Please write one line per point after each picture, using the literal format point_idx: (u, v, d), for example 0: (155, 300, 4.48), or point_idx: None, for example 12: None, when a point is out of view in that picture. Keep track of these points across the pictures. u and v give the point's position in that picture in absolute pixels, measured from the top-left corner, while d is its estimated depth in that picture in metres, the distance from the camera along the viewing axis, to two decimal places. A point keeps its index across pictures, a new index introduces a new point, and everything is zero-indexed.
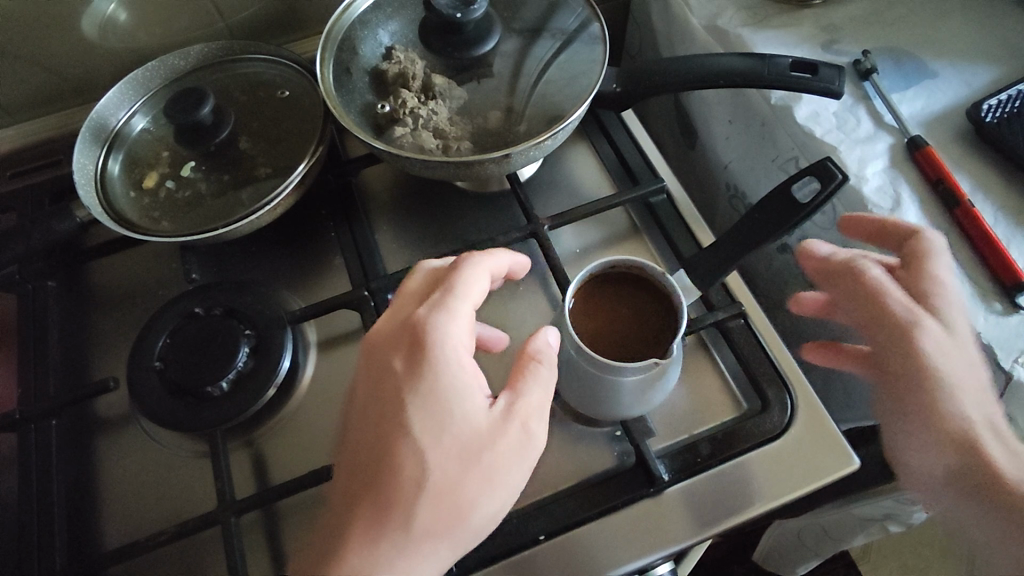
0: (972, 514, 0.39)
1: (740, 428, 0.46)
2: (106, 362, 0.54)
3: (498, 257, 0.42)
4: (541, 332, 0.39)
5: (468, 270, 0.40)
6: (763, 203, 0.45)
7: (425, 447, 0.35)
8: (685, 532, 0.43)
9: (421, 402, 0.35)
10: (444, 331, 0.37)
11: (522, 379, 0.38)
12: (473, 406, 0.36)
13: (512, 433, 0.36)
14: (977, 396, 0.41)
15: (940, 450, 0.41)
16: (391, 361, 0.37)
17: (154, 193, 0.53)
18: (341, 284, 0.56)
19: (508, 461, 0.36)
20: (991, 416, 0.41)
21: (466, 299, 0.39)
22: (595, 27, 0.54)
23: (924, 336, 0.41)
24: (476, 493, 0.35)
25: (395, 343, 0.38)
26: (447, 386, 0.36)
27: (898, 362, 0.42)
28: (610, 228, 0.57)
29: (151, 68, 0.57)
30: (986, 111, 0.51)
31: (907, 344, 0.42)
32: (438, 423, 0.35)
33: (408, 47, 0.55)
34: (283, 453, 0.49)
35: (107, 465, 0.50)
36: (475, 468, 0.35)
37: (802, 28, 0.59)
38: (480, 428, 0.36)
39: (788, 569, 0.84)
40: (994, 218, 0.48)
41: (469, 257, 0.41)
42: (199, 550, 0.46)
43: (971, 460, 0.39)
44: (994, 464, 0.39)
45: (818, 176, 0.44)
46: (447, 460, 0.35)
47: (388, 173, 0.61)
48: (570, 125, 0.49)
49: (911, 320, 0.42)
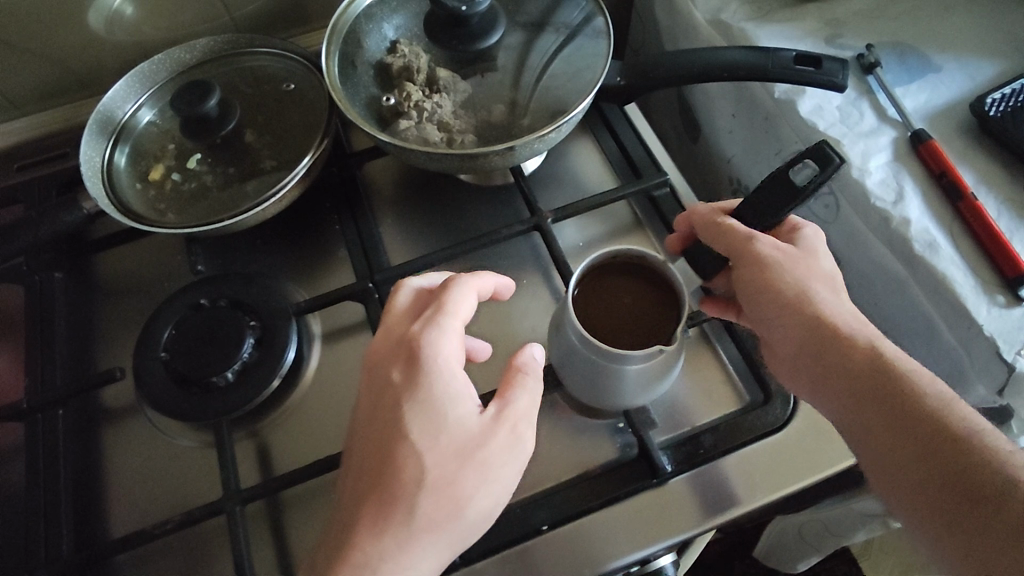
0: (822, 378, 0.39)
1: (743, 420, 0.46)
2: (112, 353, 0.54)
3: (485, 277, 0.41)
4: (526, 346, 0.40)
5: (457, 286, 0.40)
6: (762, 187, 0.44)
7: (422, 449, 0.35)
8: (685, 522, 0.43)
9: (419, 407, 0.36)
10: (436, 347, 0.37)
11: (511, 388, 0.38)
12: (466, 412, 0.36)
13: (504, 437, 0.37)
14: (825, 281, 0.41)
15: (794, 330, 0.40)
16: (388, 373, 0.37)
17: (160, 186, 0.53)
18: (346, 277, 0.56)
19: (500, 459, 0.36)
20: (838, 295, 0.41)
21: (454, 316, 0.39)
22: (599, 20, 0.54)
23: (765, 247, 0.42)
24: (473, 492, 0.35)
25: (392, 356, 0.38)
26: (442, 395, 0.36)
27: (746, 270, 0.42)
28: (613, 222, 0.57)
29: (158, 62, 0.57)
30: (990, 106, 0.51)
31: (755, 254, 0.42)
32: (434, 426, 0.35)
33: (412, 40, 0.55)
34: (289, 443, 0.50)
35: (112, 455, 0.50)
36: (471, 469, 0.35)
37: (806, 22, 0.59)
38: (474, 432, 0.36)
39: (788, 566, 0.85)
40: (998, 212, 0.49)
41: (456, 278, 0.41)
42: (205, 539, 0.47)
43: (819, 335, 0.39)
44: (840, 329, 0.39)
45: (816, 159, 0.43)
46: (444, 461, 0.35)
47: (392, 166, 0.61)
48: (575, 117, 0.49)
49: (756, 238, 0.42)
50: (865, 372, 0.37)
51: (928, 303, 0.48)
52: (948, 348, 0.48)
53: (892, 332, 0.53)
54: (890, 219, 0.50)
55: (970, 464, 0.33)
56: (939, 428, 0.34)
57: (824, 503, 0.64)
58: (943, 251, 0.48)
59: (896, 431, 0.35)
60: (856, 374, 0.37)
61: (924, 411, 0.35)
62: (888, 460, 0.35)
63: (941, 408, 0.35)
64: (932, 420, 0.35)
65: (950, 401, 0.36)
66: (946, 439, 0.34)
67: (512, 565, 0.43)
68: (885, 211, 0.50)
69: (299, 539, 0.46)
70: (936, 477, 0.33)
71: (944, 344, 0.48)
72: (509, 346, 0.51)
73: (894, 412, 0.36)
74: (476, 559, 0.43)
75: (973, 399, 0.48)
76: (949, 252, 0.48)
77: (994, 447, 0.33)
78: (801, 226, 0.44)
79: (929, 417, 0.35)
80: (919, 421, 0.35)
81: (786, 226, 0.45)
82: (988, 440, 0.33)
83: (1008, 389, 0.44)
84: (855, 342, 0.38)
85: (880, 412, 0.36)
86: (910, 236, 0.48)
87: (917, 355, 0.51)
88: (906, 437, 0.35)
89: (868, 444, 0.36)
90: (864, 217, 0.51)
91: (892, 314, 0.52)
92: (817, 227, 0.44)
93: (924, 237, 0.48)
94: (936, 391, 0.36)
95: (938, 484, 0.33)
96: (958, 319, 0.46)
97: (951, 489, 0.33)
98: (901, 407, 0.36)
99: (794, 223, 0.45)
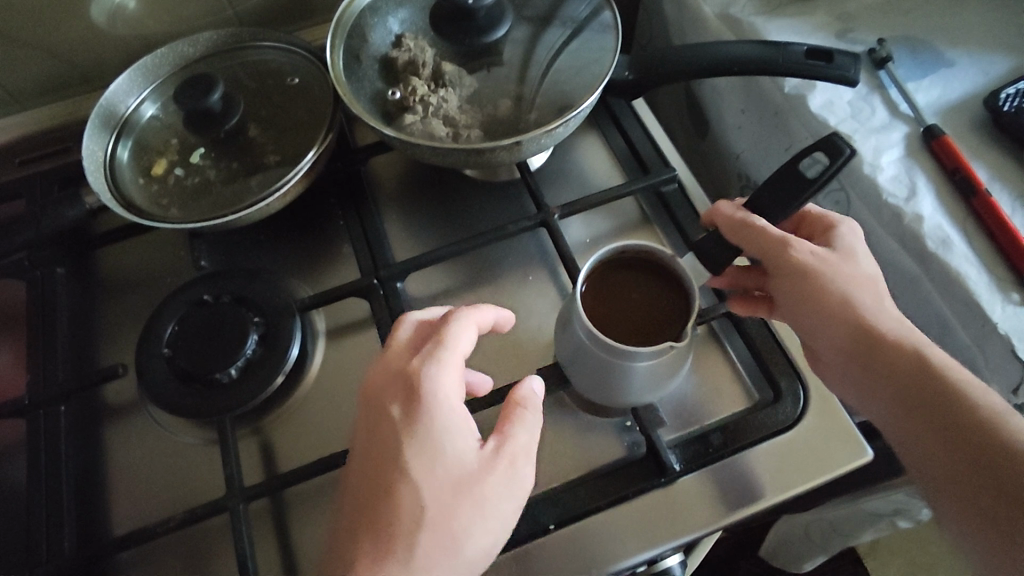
0: (867, 381, 0.39)
1: (754, 418, 0.46)
2: (114, 349, 0.54)
3: (485, 311, 0.41)
4: (526, 380, 0.40)
5: (458, 320, 0.39)
6: (772, 180, 0.43)
7: (421, 484, 0.34)
8: (695, 523, 0.43)
9: (418, 442, 0.35)
10: (436, 383, 0.36)
11: (509, 423, 0.37)
12: (464, 447, 0.36)
13: (502, 475, 0.36)
14: (866, 286, 0.40)
15: (838, 336, 0.39)
16: (387, 408, 0.36)
17: (162, 180, 0.53)
18: (351, 272, 0.56)
19: (498, 494, 0.35)
20: (881, 300, 0.40)
21: (454, 351, 0.38)
22: (607, 14, 0.53)
23: (801, 252, 0.41)
24: (468, 530, 0.34)
25: (390, 391, 0.37)
26: (440, 431, 0.35)
27: (783, 275, 0.41)
28: (620, 218, 0.56)
29: (160, 56, 0.57)
30: (1003, 101, 0.50)
31: (788, 259, 0.41)
32: (433, 461, 0.35)
33: (417, 34, 0.55)
34: (292, 440, 0.49)
35: (114, 451, 0.50)
36: (468, 504, 0.34)
37: (816, 16, 0.58)
38: (471, 467, 0.35)
39: (795, 566, 0.84)
40: (1012, 208, 0.48)
41: (456, 311, 0.40)
42: (208, 537, 0.46)
43: (865, 342, 0.39)
44: (887, 336, 0.38)
45: (826, 151, 0.42)
46: (442, 496, 0.34)
47: (398, 161, 0.61)
48: (582, 112, 0.49)
49: (788, 242, 0.41)
50: (917, 381, 0.37)
51: (941, 300, 0.47)
52: (960, 345, 0.47)
53: None
54: (902, 216, 0.49)
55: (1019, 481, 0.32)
56: (986, 443, 0.34)
57: (831, 502, 0.64)
58: (957, 249, 0.47)
59: (941, 439, 0.35)
60: (902, 381, 0.37)
61: (973, 424, 0.34)
62: (933, 469, 0.35)
63: (990, 422, 0.34)
64: (979, 435, 0.34)
65: (1006, 414, 0.35)
66: (995, 454, 0.33)
67: (519, 563, 0.43)
68: (897, 207, 0.49)
69: (303, 537, 0.45)
70: (988, 490, 0.33)
71: (957, 341, 0.47)
72: (515, 343, 0.51)
73: (941, 423, 0.35)
74: None
75: None
76: (963, 249, 0.47)
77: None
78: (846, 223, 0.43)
79: (977, 431, 0.34)
80: (966, 434, 0.34)
81: (824, 220, 0.44)
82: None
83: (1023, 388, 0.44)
84: (899, 348, 0.38)
85: (927, 421, 0.36)
86: (922, 232, 0.48)
87: None
88: (952, 448, 0.35)
89: (914, 450, 0.36)
90: (875, 213, 0.51)
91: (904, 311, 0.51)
92: (854, 222, 0.43)
93: (936, 232, 0.48)
94: (990, 403, 0.35)
95: (989, 496, 0.33)
96: (971, 316, 0.46)
97: (998, 503, 0.33)
98: (948, 418, 0.35)
99: (830, 218, 0.43)
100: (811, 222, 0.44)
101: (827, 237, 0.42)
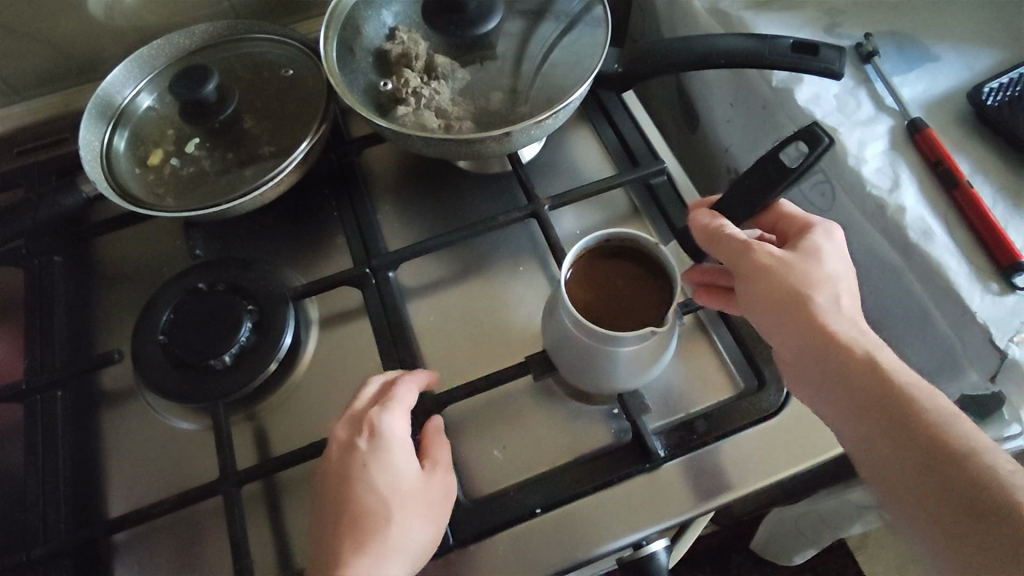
0: (824, 387, 0.38)
1: (737, 405, 0.47)
2: (111, 336, 0.54)
3: (428, 375, 0.44)
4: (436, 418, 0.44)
5: (405, 380, 0.42)
6: (752, 169, 0.45)
7: (384, 494, 0.38)
8: (679, 507, 0.44)
9: (380, 466, 0.38)
10: (391, 427, 0.39)
11: (439, 454, 0.41)
12: (413, 471, 0.39)
13: (446, 481, 0.40)
14: (826, 288, 0.39)
15: (794, 337, 0.39)
16: (353, 442, 0.39)
17: (158, 170, 0.54)
18: (343, 261, 0.56)
19: (441, 506, 0.39)
20: (841, 304, 0.39)
21: (403, 402, 0.41)
22: (598, 9, 0.54)
23: (766, 258, 0.40)
24: (416, 531, 0.38)
25: (354, 428, 0.40)
26: (396, 461, 0.39)
27: (747, 280, 0.41)
28: (610, 210, 0.57)
29: (157, 47, 0.57)
30: (987, 95, 0.51)
31: (755, 264, 0.41)
32: (392, 478, 0.38)
33: (411, 27, 0.56)
34: (284, 426, 0.50)
35: (108, 435, 0.50)
36: (421, 513, 0.38)
37: (804, 11, 0.59)
38: (419, 487, 0.39)
39: (785, 557, 0.86)
40: (993, 200, 0.49)
41: (402, 374, 0.43)
42: (201, 519, 0.47)
43: (817, 343, 0.38)
44: (841, 340, 0.38)
45: (808, 140, 0.44)
46: (401, 505, 0.38)
47: (391, 153, 0.62)
48: (571, 105, 0.50)
49: (754, 247, 0.41)
50: (864, 384, 0.37)
51: (923, 290, 0.48)
52: (942, 336, 0.48)
53: (885, 320, 0.53)
54: (886, 207, 0.50)
55: (971, 482, 0.32)
56: (937, 443, 0.34)
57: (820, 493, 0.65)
58: (939, 240, 0.48)
59: (893, 443, 0.35)
60: (854, 386, 0.37)
61: (924, 427, 0.34)
62: (885, 471, 0.35)
63: (941, 424, 0.34)
64: (931, 437, 0.34)
65: (952, 416, 0.35)
66: (946, 455, 0.33)
67: (506, 547, 0.43)
68: (881, 199, 0.50)
69: (296, 522, 0.46)
70: (935, 490, 0.33)
71: (939, 331, 0.48)
72: (504, 334, 0.52)
73: (891, 426, 0.35)
74: (470, 541, 0.43)
75: (967, 386, 0.47)
76: (944, 241, 0.48)
77: (993, 466, 0.33)
78: (823, 226, 0.43)
79: (926, 432, 0.34)
80: (914, 436, 0.34)
81: (800, 221, 0.43)
82: (986, 460, 0.33)
83: (1000, 375, 0.44)
84: (853, 354, 0.37)
85: (881, 423, 0.36)
86: (904, 224, 0.49)
87: (912, 343, 0.51)
88: (902, 450, 0.35)
89: (863, 451, 0.37)
90: (860, 204, 0.52)
91: (888, 302, 0.52)
92: (832, 224, 0.42)
93: (918, 223, 0.48)
94: (936, 405, 0.35)
95: (935, 499, 0.33)
96: (951, 305, 0.46)
97: (950, 504, 0.33)
98: (898, 419, 0.35)
99: (808, 220, 0.43)
100: (784, 217, 0.45)
101: (799, 242, 0.42)
